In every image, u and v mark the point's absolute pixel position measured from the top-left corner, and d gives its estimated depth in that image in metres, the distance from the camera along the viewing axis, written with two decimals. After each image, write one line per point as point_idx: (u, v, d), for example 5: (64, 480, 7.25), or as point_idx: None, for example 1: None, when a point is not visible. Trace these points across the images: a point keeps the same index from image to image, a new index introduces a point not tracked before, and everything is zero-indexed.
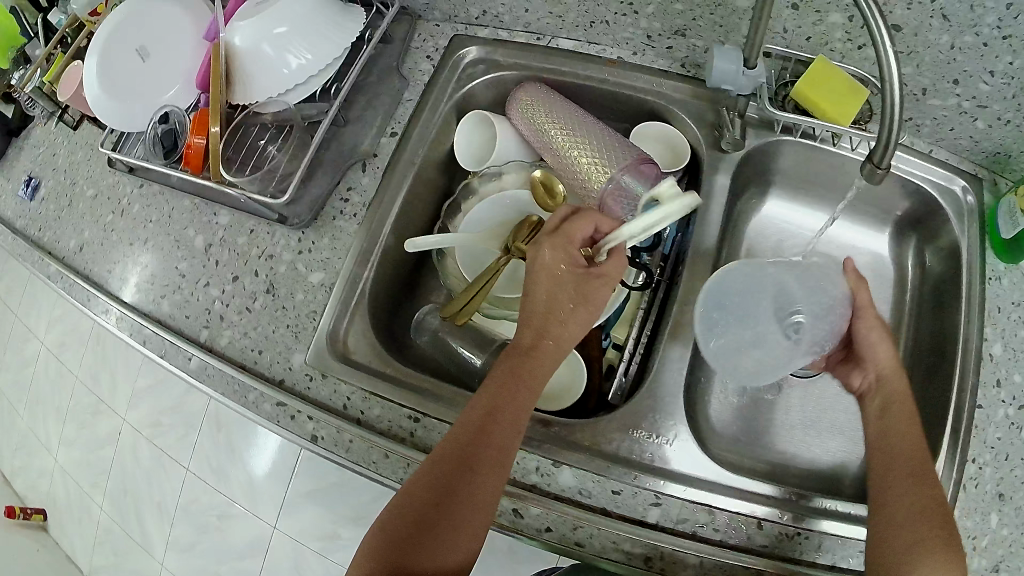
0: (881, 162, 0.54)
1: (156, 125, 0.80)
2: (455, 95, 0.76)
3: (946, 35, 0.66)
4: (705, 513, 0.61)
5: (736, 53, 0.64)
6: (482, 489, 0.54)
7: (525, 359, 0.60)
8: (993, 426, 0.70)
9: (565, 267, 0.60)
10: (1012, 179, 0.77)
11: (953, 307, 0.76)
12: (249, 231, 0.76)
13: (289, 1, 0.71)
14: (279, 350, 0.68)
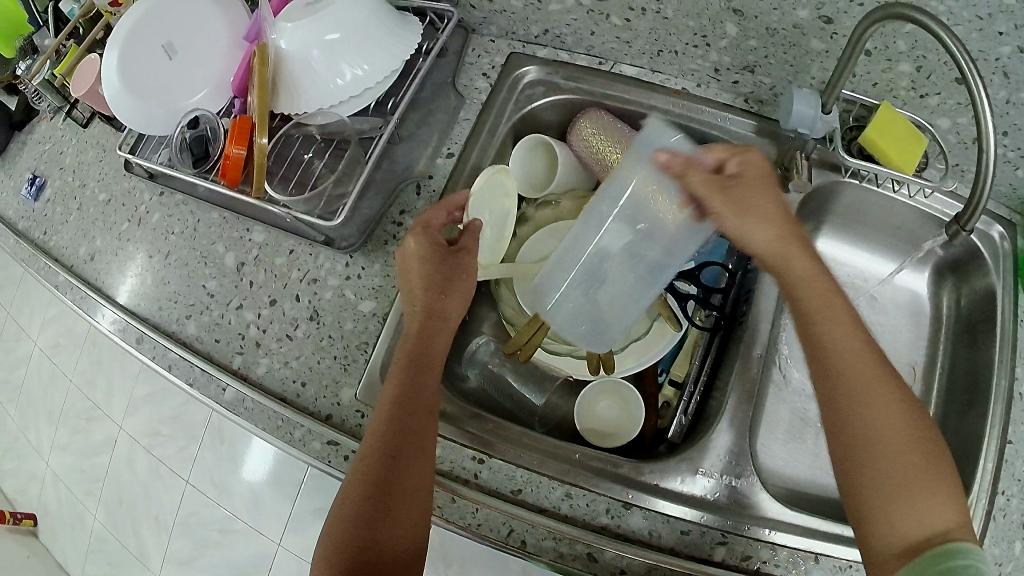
0: (968, 225, 0.68)
1: (185, 130, 0.75)
2: (513, 117, 0.71)
3: (1003, 91, 0.66)
4: (768, 549, 0.61)
5: (813, 97, 0.67)
6: (415, 478, 0.54)
7: (419, 342, 0.58)
8: (1020, 459, 0.72)
9: (427, 251, 0.60)
10: None
11: (987, 343, 0.78)
12: (288, 251, 0.71)
13: (342, 7, 0.66)
14: (327, 383, 0.66)
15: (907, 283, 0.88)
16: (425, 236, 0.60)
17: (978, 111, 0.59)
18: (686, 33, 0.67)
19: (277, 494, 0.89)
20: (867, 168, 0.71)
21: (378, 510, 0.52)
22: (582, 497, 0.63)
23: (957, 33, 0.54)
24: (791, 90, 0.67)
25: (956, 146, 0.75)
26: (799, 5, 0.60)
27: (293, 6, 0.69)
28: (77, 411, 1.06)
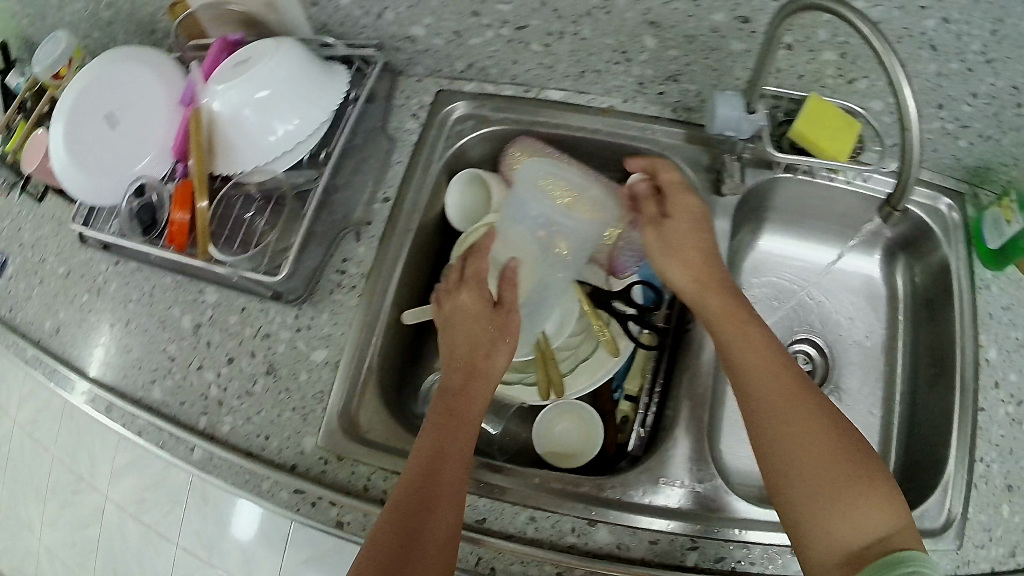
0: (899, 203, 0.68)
1: (132, 200, 0.76)
2: (445, 155, 0.72)
3: (933, 64, 0.70)
4: (741, 549, 0.61)
5: (737, 98, 0.67)
6: (439, 532, 0.53)
7: (456, 397, 0.61)
8: (996, 424, 0.74)
9: (479, 305, 0.64)
10: (992, 191, 0.84)
11: (947, 314, 0.79)
12: (240, 309, 0.73)
13: (269, 64, 0.67)
14: (289, 435, 0.69)
15: (860, 269, 0.90)
16: (479, 290, 0.65)
17: (900, 99, 0.59)
18: (606, 51, 0.68)
19: (268, 547, 0.86)
20: (800, 161, 0.71)
21: (398, 567, 0.50)
22: (546, 519, 0.64)
23: (869, 19, 0.55)
24: (714, 93, 0.66)
25: (886, 130, 0.76)
26: (714, 9, 0.60)
27: (224, 69, 0.71)
28: (60, 487, 1.05)
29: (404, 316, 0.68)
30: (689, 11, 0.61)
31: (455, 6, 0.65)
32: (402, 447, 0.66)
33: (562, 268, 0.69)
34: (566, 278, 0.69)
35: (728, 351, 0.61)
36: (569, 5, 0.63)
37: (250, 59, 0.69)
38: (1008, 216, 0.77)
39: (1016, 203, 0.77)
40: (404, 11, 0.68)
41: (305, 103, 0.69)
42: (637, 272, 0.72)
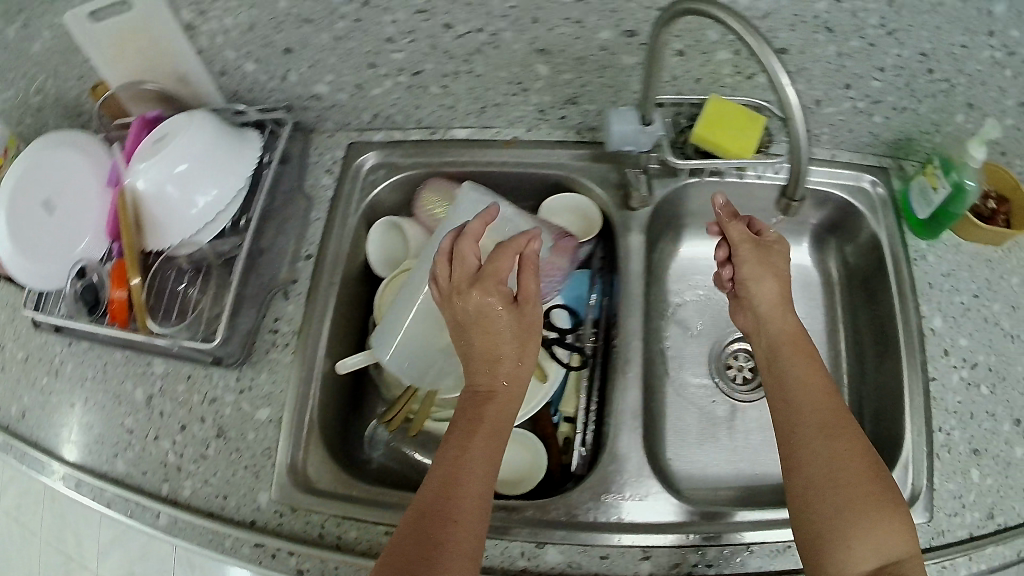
0: (796, 192, 0.66)
1: (74, 282, 0.79)
2: (361, 206, 0.75)
3: (832, 46, 0.72)
4: (695, 552, 0.63)
5: (632, 113, 0.66)
6: (460, 546, 0.51)
7: (482, 404, 0.58)
8: (952, 391, 0.80)
9: (501, 308, 0.59)
10: (913, 162, 0.90)
11: (885, 291, 0.83)
12: (187, 377, 0.76)
13: (182, 139, 0.68)
14: (244, 492, 0.71)
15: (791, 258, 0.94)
16: (501, 291, 0.59)
17: (779, 92, 0.57)
18: (501, 84, 0.68)
19: None
20: (704, 165, 0.69)
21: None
22: (495, 547, 0.64)
23: (734, 13, 0.53)
24: (608, 111, 0.66)
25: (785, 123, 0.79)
26: (599, 28, 0.60)
27: (144, 147, 0.71)
28: (46, 572, 1.06)
29: (337, 366, 0.70)
30: (576, 33, 0.61)
31: (349, 60, 0.67)
32: (351, 492, 0.69)
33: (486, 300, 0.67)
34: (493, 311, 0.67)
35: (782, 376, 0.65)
36: (457, 45, 0.63)
37: (165, 135, 0.70)
38: (931, 184, 0.82)
39: (939, 169, 0.82)
40: (305, 70, 0.70)
41: (223, 173, 0.70)
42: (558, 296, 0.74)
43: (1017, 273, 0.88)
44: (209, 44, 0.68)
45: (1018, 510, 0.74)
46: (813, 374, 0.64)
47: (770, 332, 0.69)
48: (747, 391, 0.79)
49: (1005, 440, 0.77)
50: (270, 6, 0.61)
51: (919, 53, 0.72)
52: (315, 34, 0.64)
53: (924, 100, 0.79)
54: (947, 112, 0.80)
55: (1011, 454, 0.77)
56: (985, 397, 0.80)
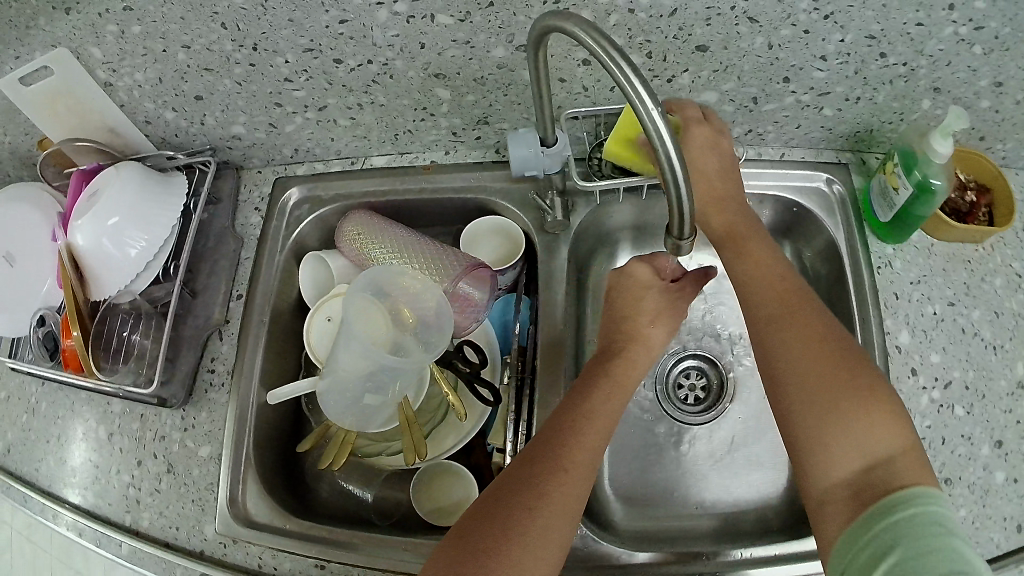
0: (682, 233, 0.48)
1: (36, 330, 0.83)
2: (287, 244, 0.73)
3: (759, 38, 0.61)
4: None
5: (532, 135, 0.63)
6: (567, 495, 0.53)
7: (605, 361, 0.61)
8: (922, 415, 0.74)
9: (654, 283, 0.63)
10: (881, 153, 0.79)
11: (845, 292, 0.75)
12: (140, 415, 0.80)
13: (113, 193, 0.69)
14: (193, 524, 0.74)
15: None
16: (659, 269, 0.63)
17: (643, 113, 0.42)
18: (407, 111, 0.66)
19: None
20: (612, 185, 0.62)
21: (522, 508, 0.52)
22: None
23: (592, 27, 0.41)
24: (508, 135, 0.64)
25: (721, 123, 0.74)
26: (492, 44, 0.57)
27: (78, 204, 0.72)
28: None
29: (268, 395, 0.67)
30: (467, 54, 0.58)
31: (256, 102, 0.67)
32: (288, 525, 0.69)
33: (411, 336, 0.62)
34: (419, 345, 0.62)
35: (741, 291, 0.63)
36: (353, 78, 0.62)
37: (98, 189, 0.71)
38: (891, 184, 0.73)
39: (899, 167, 0.72)
40: (220, 114, 0.70)
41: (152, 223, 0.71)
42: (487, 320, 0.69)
43: (1001, 274, 0.81)
44: (129, 98, 0.70)
45: (996, 542, 0.69)
46: (767, 276, 0.62)
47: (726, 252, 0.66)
48: (696, 412, 0.76)
49: (982, 464, 0.72)
50: (170, 59, 0.63)
51: (866, 35, 0.61)
52: (218, 80, 0.65)
53: (882, 87, 0.69)
54: (910, 98, 0.70)
55: (988, 480, 0.72)
56: (960, 418, 0.74)
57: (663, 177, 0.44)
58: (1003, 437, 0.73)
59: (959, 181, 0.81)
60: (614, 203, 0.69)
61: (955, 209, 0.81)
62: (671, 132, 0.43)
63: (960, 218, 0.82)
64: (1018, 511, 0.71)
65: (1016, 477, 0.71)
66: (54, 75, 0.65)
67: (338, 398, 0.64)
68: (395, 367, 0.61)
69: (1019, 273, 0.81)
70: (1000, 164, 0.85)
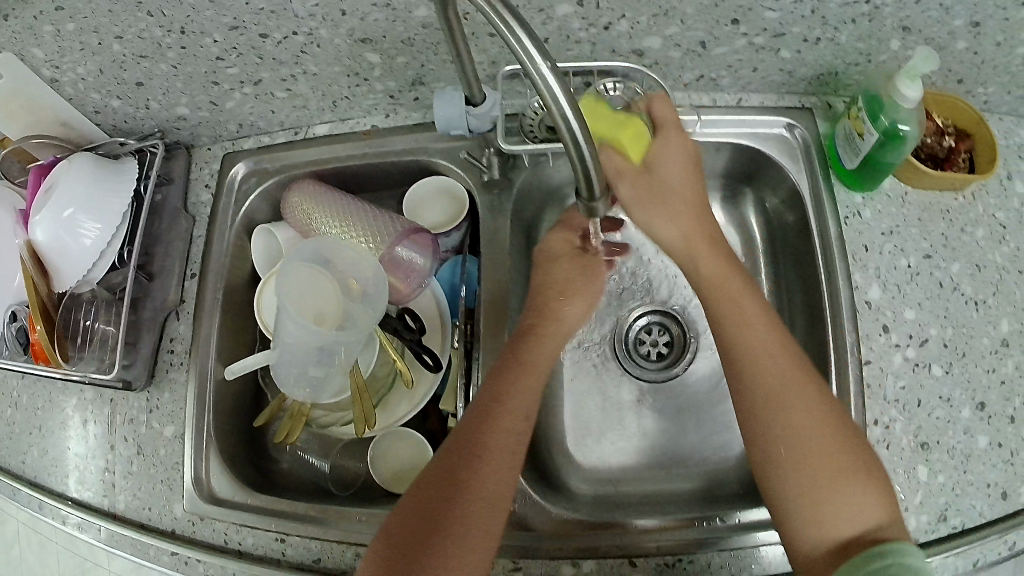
0: (595, 193, 0.47)
1: (8, 326, 0.84)
2: (236, 219, 0.73)
3: None
4: (571, 566, 0.61)
5: (458, 94, 0.61)
6: (486, 482, 0.54)
7: (522, 341, 0.60)
8: (898, 376, 0.72)
9: (566, 250, 0.64)
10: (845, 97, 0.76)
11: (811, 255, 0.72)
12: (110, 401, 0.79)
13: (66, 184, 0.70)
14: (163, 504, 0.75)
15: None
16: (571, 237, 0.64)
17: (537, 76, 0.41)
18: (340, 78, 0.65)
19: None
20: (538, 147, 0.60)
21: (445, 499, 0.53)
22: None
23: None
24: (434, 93, 0.61)
25: (669, 72, 0.71)
26: (413, 4, 0.55)
27: (38, 197, 0.73)
28: None
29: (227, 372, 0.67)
30: (390, 16, 0.56)
31: (194, 82, 0.67)
32: (248, 501, 0.69)
33: (359, 306, 0.62)
34: (369, 315, 0.62)
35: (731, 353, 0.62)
36: (281, 51, 0.61)
37: (53, 183, 0.72)
38: (857, 130, 0.69)
39: (864, 111, 0.68)
40: (162, 97, 0.71)
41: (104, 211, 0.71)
42: (434, 281, 0.68)
43: (982, 225, 0.77)
44: (74, 91, 0.71)
45: (976, 509, 0.70)
46: (759, 337, 0.61)
47: (716, 307, 0.64)
48: (658, 369, 0.74)
49: (963, 428, 0.72)
50: (106, 51, 0.63)
51: None
52: (154, 66, 0.65)
53: (843, 27, 0.64)
54: (878, 38, 0.66)
55: (969, 445, 0.71)
56: (939, 379, 0.72)
57: (567, 149, 0.44)
58: (985, 399, 0.72)
59: (936, 127, 0.77)
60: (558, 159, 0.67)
61: (932, 154, 0.77)
62: (568, 95, 0.41)
63: (937, 165, 0.78)
64: (1001, 477, 0.71)
65: (998, 441, 0.71)
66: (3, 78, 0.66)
67: (285, 371, 0.64)
68: (343, 339, 0.62)
69: (1001, 223, 0.77)
70: (981, 108, 0.80)
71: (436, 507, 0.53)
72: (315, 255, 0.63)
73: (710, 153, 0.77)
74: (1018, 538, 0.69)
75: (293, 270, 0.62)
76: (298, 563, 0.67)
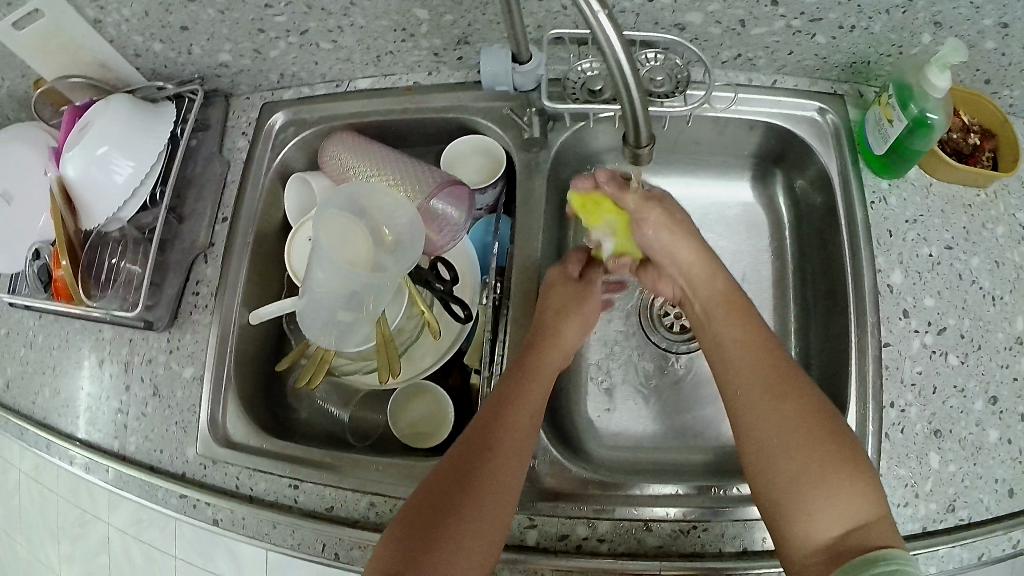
0: (640, 142, 0.50)
1: (31, 263, 0.83)
2: (272, 167, 0.75)
3: None
4: (585, 525, 0.62)
5: (505, 50, 0.62)
6: (493, 483, 0.53)
7: (524, 356, 0.61)
8: (915, 361, 0.73)
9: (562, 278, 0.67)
10: (877, 87, 0.77)
11: (836, 239, 0.73)
12: (129, 341, 0.79)
13: (102, 122, 0.70)
14: (175, 447, 0.74)
15: (734, 196, 0.85)
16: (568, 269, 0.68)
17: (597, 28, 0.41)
18: (386, 33, 0.66)
19: None
20: (581, 107, 0.61)
21: (449, 501, 0.52)
22: (385, 504, 0.65)
23: None
24: (481, 48, 0.63)
25: (706, 49, 0.72)
26: None
27: (71, 135, 0.73)
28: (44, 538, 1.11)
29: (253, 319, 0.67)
30: None
31: (239, 29, 0.68)
32: (262, 445, 0.69)
33: (393, 258, 0.62)
34: (402, 267, 0.62)
35: (723, 357, 0.61)
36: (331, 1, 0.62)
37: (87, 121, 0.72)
38: (888, 116, 0.71)
39: (894, 98, 0.70)
40: (205, 43, 0.71)
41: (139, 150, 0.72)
42: (466, 238, 0.69)
43: (1002, 223, 0.78)
44: (117, 33, 0.71)
45: (984, 503, 0.70)
46: (759, 352, 0.59)
47: (716, 325, 0.63)
48: (682, 340, 0.74)
49: (976, 420, 0.72)
50: None
51: None
52: (201, 11, 0.65)
53: (880, 16, 0.66)
54: (910, 31, 0.68)
55: (981, 438, 0.72)
56: (954, 368, 0.73)
57: (622, 108, 0.47)
58: (998, 394, 0.73)
59: (961, 124, 0.78)
60: (595, 125, 0.68)
61: (956, 150, 0.78)
62: (625, 44, 0.42)
63: (961, 161, 0.79)
64: (1009, 473, 0.71)
65: (1009, 436, 0.71)
66: (43, 16, 0.68)
67: (313, 320, 0.63)
68: (377, 288, 0.62)
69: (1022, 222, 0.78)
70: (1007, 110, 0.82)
71: (434, 507, 0.52)
72: (350, 203, 0.63)
73: (742, 131, 0.78)
74: (1021, 537, 0.69)
75: (331, 215, 0.62)
76: (310, 511, 0.67)
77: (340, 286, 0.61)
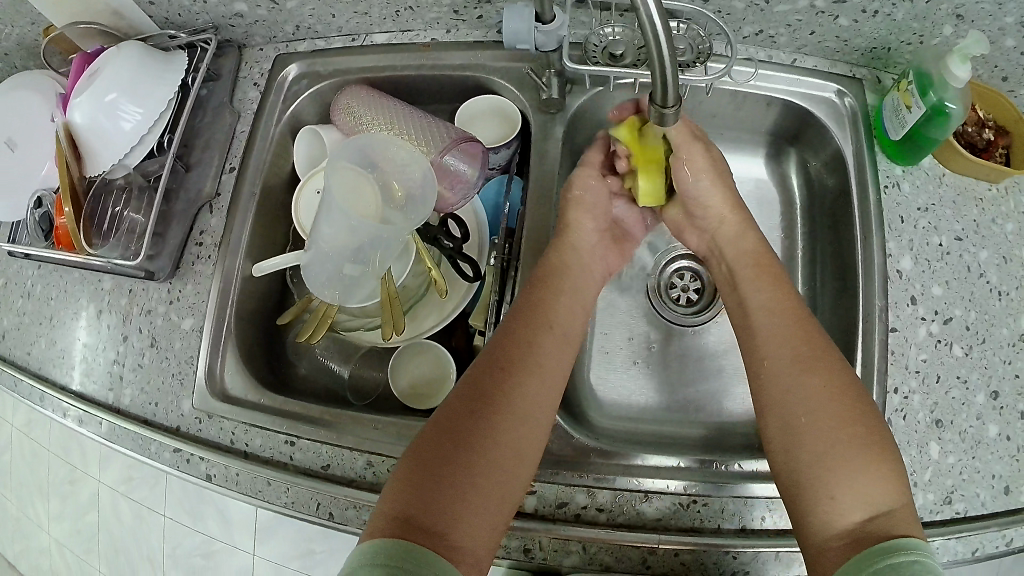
0: (666, 101, 0.49)
1: (33, 211, 0.82)
2: (284, 119, 0.74)
3: None
4: (583, 494, 0.61)
5: (528, 8, 0.60)
6: (508, 441, 0.52)
7: (545, 312, 0.61)
8: (919, 349, 0.72)
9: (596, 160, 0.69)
10: (895, 73, 0.77)
11: (848, 223, 0.73)
12: (128, 291, 0.78)
13: (112, 67, 0.68)
14: (171, 400, 0.73)
15: (749, 172, 0.86)
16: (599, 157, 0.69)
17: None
18: None
19: None
20: (599, 70, 0.59)
21: (463, 455, 0.51)
22: (382, 464, 0.64)
23: None
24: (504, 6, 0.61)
25: (729, 22, 0.72)
26: None
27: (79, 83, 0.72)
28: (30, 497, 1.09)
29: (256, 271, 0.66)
30: None
31: None
32: (259, 401, 0.68)
33: (402, 213, 0.61)
34: (411, 223, 0.61)
35: (752, 325, 0.61)
36: None
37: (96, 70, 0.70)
38: (908, 103, 0.70)
39: (915, 86, 0.69)
40: None
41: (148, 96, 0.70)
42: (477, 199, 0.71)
43: (1012, 219, 0.77)
44: None
45: (981, 498, 0.70)
46: (788, 329, 0.59)
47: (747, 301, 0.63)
48: (687, 313, 0.74)
49: (976, 414, 0.72)
50: None
51: None
52: None
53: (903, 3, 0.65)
54: (933, 21, 0.67)
55: (980, 432, 0.71)
56: (958, 359, 0.73)
57: (653, 76, 0.47)
58: (1000, 389, 0.72)
59: (976, 118, 0.77)
60: (613, 91, 0.68)
61: (971, 143, 0.77)
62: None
63: (974, 154, 0.78)
64: (1006, 469, 0.71)
65: (1008, 432, 0.71)
66: None
67: (317, 273, 0.63)
68: (385, 243, 0.61)
69: None
70: None
71: (447, 462, 0.50)
72: (361, 155, 0.61)
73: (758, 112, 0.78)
74: (1015, 535, 0.69)
75: (342, 167, 0.60)
76: (305, 469, 0.66)
77: (347, 239, 0.60)
